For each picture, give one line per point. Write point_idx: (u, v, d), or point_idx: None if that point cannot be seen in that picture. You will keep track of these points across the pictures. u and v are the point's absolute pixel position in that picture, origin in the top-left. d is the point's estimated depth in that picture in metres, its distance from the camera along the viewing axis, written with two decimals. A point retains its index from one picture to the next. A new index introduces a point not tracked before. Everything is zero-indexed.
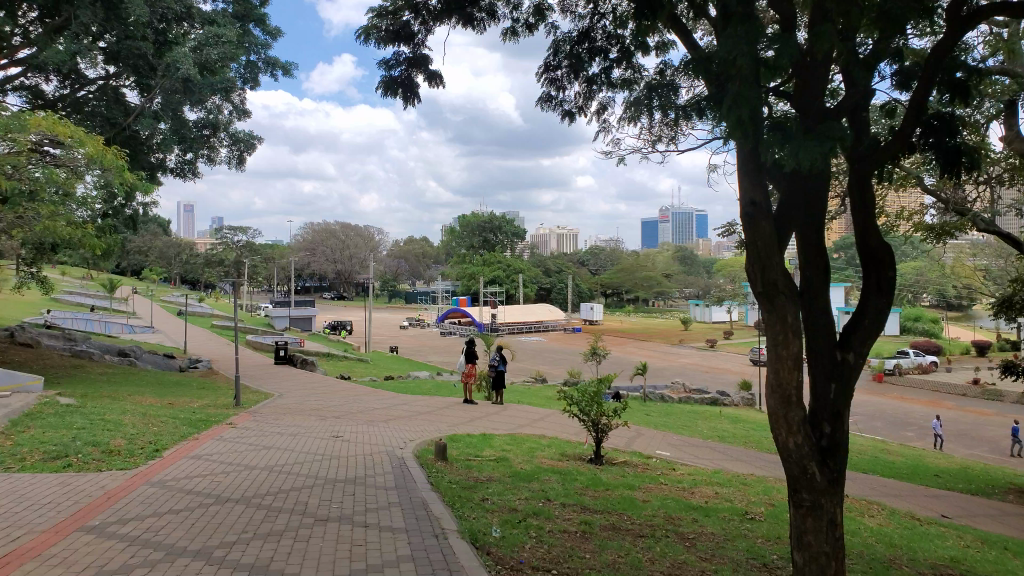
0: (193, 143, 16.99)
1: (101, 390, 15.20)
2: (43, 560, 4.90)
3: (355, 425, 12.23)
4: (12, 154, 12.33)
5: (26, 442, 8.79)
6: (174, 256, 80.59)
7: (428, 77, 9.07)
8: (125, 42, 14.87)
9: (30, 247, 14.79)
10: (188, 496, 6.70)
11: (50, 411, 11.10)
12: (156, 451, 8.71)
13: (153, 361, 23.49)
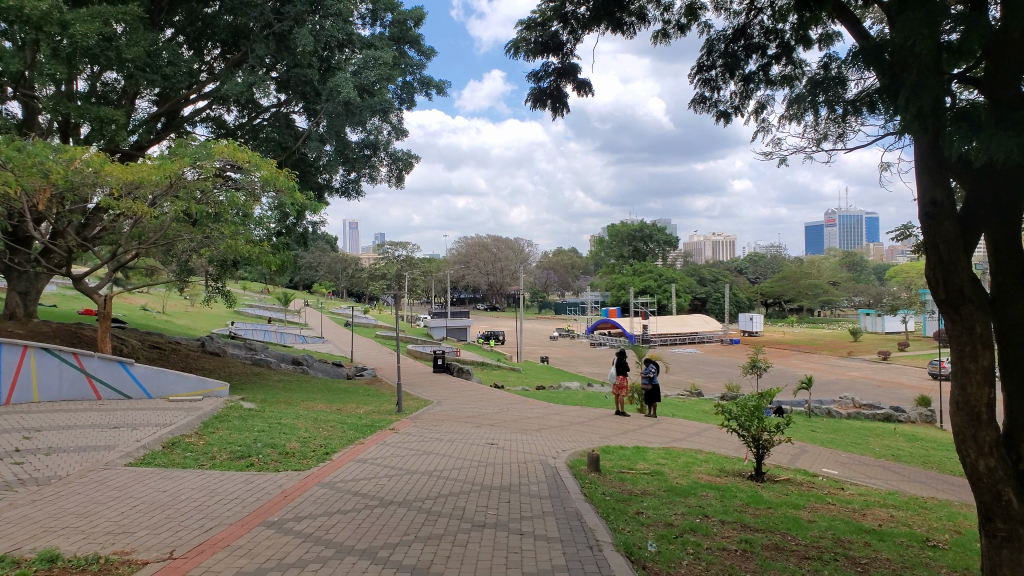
0: (355, 163, 17.95)
1: (278, 396, 16.48)
2: (231, 551, 5.34)
3: (509, 434, 12.43)
4: (200, 180, 13.74)
5: (216, 442, 9.65)
6: (340, 270, 86.10)
7: (578, 86, 9.10)
8: (293, 71, 16.38)
9: (216, 264, 16.26)
10: (355, 498, 7.06)
11: (235, 415, 12.14)
12: (326, 453, 9.28)
13: (323, 369, 25.08)
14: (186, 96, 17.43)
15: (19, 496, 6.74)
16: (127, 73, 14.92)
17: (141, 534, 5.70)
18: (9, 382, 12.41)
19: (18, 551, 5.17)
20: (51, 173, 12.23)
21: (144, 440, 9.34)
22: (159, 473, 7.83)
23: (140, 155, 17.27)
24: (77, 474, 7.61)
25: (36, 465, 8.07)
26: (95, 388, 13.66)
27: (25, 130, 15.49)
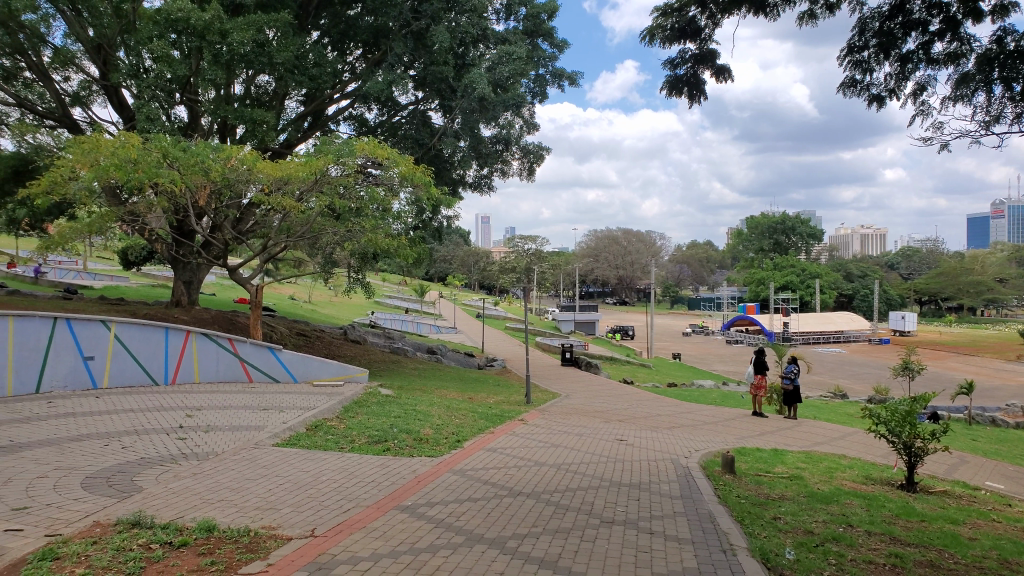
0: (489, 157, 18.20)
1: (413, 384, 17.04)
2: (367, 532, 5.55)
3: (639, 430, 12.25)
4: (343, 176, 14.41)
5: (355, 426, 10.10)
6: (473, 263, 88.08)
7: (717, 72, 8.77)
8: (430, 68, 16.86)
9: (357, 257, 17.00)
10: (485, 487, 7.16)
11: (374, 400, 12.65)
12: (457, 441, 9.49)
13: (456, 359, 25.74)
14: (330, 96, 18.32)
15: (182, 469, 7.33)
16: (278, 76, 15.85)
17: (286, 511, 6.04)
18: (174, 364, 13.50)
19: (180, 519, 5.61)
20: (211, 171, 13.22)
21: (290, 422, 9.93)
22: (304, 454, 8.29)
23: (289, 153, 18.34)
24: (232, 451, 8.19)
25: (196, 441, 8.75)
26: (247, 371, 14.65)
27: (190, 132, 16.81)
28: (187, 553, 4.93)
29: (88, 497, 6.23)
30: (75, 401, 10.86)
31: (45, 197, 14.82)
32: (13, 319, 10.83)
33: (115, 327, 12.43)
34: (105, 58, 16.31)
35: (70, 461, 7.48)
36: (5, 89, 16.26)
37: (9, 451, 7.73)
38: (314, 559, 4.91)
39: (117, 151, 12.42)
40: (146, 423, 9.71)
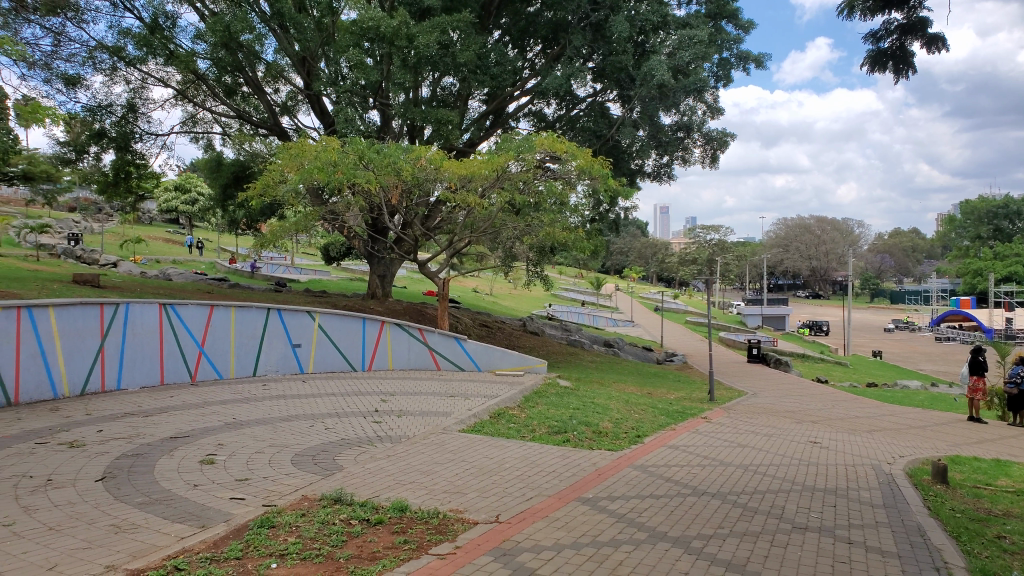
0: (669, 146, 17.74)
1: (593, 377, 17.08)
2: (549, 522, 5.62)
3: (834, 433, 11.46)
4: (523, 171, 14.67)
5: (537, 416, 10.28)
6: (652, 255, 86.71)
7: (928, 42, 7.95)
8: (608, 59, 16.75)
9: (536, 250, 17.30)
10: (668, 484, 7.02)
11: (554, 391, 12.81)
12: (638, 436, 9.38)
13: (635, 353, 25.53)
14: (511, 93, 18.75)
15: (378, 450, 7.81)
16: (462, 76, 16.48)
17: (472, 496, 6.25)
18: (370, 352, 14.43)
19: (376, 498, 5.98)
20: (401, 171, 13.96)
21: (475, 409, 10.28)
22: (488, 441, 8.54)
23: (472, 151, 19.00)
24: (421, 435, 8.62)
25: (390, 425, 9.30)
26: (436, 360, 15.35)
27: (382, 134, 17.88)
28: (383, 530, 5.24)
29: (297, 472, 6.81)
30: (286, 384, 11.93)
31: (260, 199, 16.37)
32: (235, 310, 12.07)
33: (319, 317, 13.49)
34: (309, 70, 17.74)
35: (282, 438, 8.22)
36: (227, 103, 18.16)
37: (233, 427, 8.64)
38: (499, 544, 5.04)
39: (320, 155, 13.48)
40: (346, 406, 10.46)
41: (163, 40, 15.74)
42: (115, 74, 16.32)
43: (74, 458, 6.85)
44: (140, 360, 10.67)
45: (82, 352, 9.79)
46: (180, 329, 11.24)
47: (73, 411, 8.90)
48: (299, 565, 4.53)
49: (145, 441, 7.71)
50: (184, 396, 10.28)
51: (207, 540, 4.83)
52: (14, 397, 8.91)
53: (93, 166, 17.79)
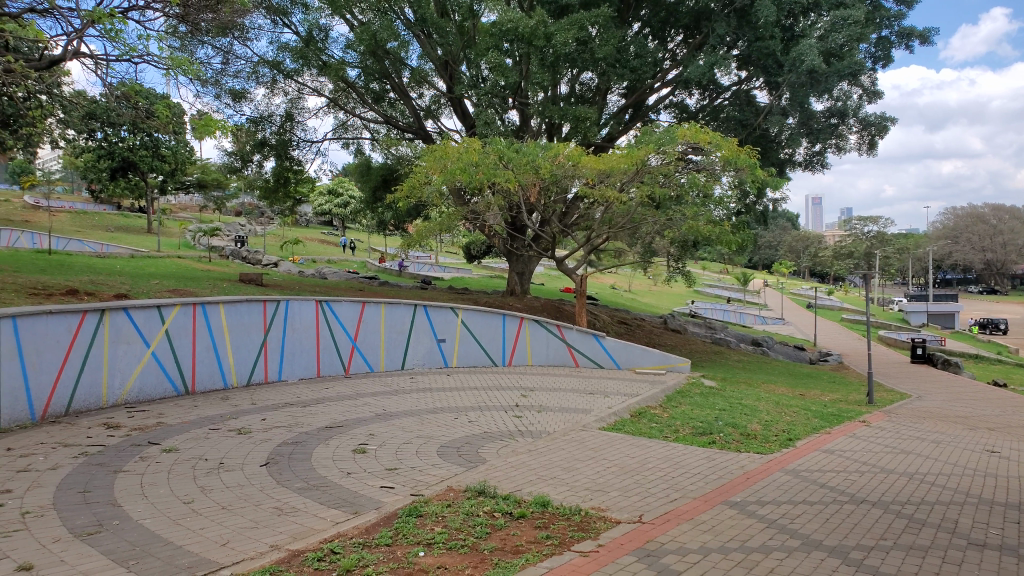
0: (822, 133, 16.80)
1: (738, 376, 16.49)
2: (695, 524, 5.46)
3: (1015, 442, 10.42)
4: (664, 165, 14.38)
5: (680, 416, 10.04)
6: (802, 249, 82.50)
7: None
8: (754, 45, 16.08)
9: (677, 245, 16.93)
10: (822, 490, 6.64)
11: (698, 391, 12.46)
12: (789, 439, 8.94)
13: (784, 353, 24.44)
14: (651, 85, 18.45)
15: (520, 445, 7.91)
16: (601, 71, 16.36)
17: (614, 494, 6.19)
18: (511, 347, 14.66)
19: (519, 492, 6.05)
20: (541, 169, 14.04)
21: (616, 407, 10.18)
22: (630, 439, 8.43)
23: (611, 146, 18.85)
24: (562, 431, 8.64)
25: (531, 419, 9.39)
26: (575, 357, 15.36)
27: (521, 133, 18.12)
28: (526, 524, 5.29)
29: (443, 464, 7.01)
30: (431, 377, 12.35)
31: (405, 200, 16.98)
32: (384, 306, 12.62)
33: (462, 314, 13.84)
34: (451, 74, 18.23)
35: (429, 430, 8.50)
36: (375, 109, 18.96)
37: (383, 418, 9.03)
38: (643, 545, 4.96)
39: (462, 156, 13.83)
40: (488, 400, 10.67)
41: (316, 51, 16.71)
42: (275, 87, 17.48)
43: (242, 443, 7.41)
44: (299, 353, 11.38)
45: (249, 345, 10.57)
46: (334, 324, 11.88)
47: (241, 399, 9.62)
48: (445, 555, 4.65)
49: (304, 429, 8.22)
50: (338, 388, 10.86)
51: (360, 526, 5.07)
52: (191, 386, 9.74)
53: (257, 173, 19.17)
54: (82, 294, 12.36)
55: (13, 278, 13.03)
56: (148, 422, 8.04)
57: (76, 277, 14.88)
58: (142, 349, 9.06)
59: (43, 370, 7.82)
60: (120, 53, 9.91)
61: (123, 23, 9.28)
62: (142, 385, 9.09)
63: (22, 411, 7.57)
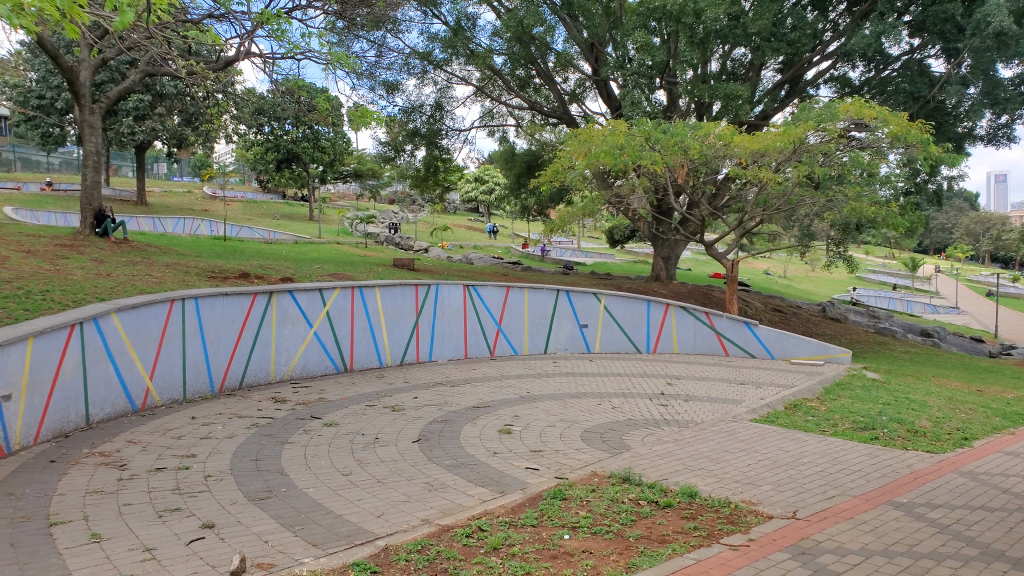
0: (1009, 103, 15.23)
1: (906, 369, 15.33)
2: (856, 524, 5.14)
3: None
4: (824, 142, 13.56)
5: (839, 409, 9.48)
6: (982, 232, 75.23)
7: None
8: (930, 9, 14.76)
9: (838, 227, 15.93)
10: (1004, 496, 6.05)
11: (859, 384, 11.70)
12: (965, 439, 8.20)
13: (959, 344, 22.47)
14: (810, 58, 17.44)
15: (665, 433, 7.75)
16: (754, 46, 15.61)
17: (766, 488, 5.93)
18: (655, 334, 14.40)
19: (665, 481, 5.93)
20: (689, 149, 13.61)
21: (768, 399, 9.75)
22: (783, 432, 8.05)
23: (765, 124, 18.02)
24: (711, 421, 8.39)
25: (677, 408, 9.20)
26: (724, 345, 14.85)
27: (669, 114, 17.69)
28: (672, 514, 5.18)
29: (587, 449, 7.00)
30: (575, 362, 12.37)
31: (550, 186, 17.02)
32: (527, 291, 12.76)
33: (605, 299, 13.74)
34: (596, 56, 18.06)
35: (573, 415, 8.52)
36: (521, 96, 19.12)
37: (528, 401, 9.16)
38: (797, 542, 4.72)
39: (607, 139, 13.69)
40: (632, 387, 10.55)
41: (464, 40, 17.06)
42: (426, 77, 18.04)
43: (395, 420, 7.75)
44: (448, 335, 11.75)
45: (401, 327, 11.02)
46: (480, 308, 12.15)
47: (394, 378, 10.06)
48: (590, 539, 4.64)
49: (452, 408, 8.48)
50: (484, 370, 11.10)
51: (506, 506, 5.16)
52: (349, 364, 10.30)
53: (408, 162, 19.91)
54: (253, 278, 13.36)
55: (196, 263, 14.28)
56: (311, 397, 8.59)
57: (248, 261, 16.09)
58: (305, 329, 9.66)
59: (220, 347, 8.52)
60: (284, 51, 10.57)
61: (287, 23, 9.89)
62: (306, 362, 9.71)
63: (204, 384, 8.29)
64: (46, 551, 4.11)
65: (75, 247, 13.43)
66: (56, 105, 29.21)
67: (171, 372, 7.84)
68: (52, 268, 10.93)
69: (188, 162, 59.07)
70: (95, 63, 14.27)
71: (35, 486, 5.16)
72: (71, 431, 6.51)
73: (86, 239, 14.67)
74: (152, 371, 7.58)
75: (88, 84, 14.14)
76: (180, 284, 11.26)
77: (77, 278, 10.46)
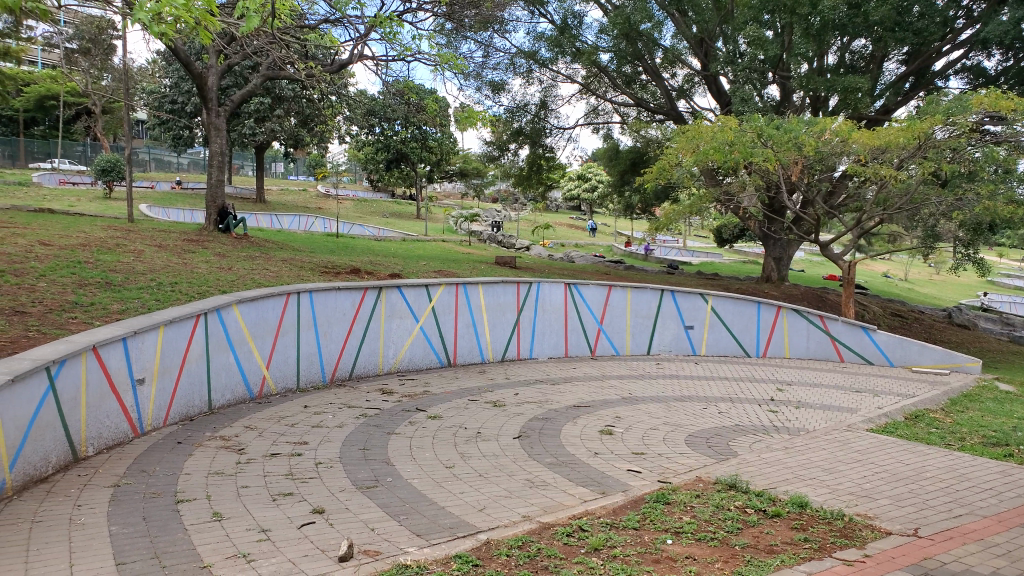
0: None
1: None
2: (986, 546, 4.79)
3: None
4: (954, 137, 12.72)
5: (966, 423, 8.87)
6: None
7: None
8: None
9: (968, 227, 14.91)
10: None
11: (990, 396, 10.90)
12: None
13: None
14: (939, 48, 16.40)
15: (774, 440, 7.48)
16: (877, 37, 14.81)
17: (884, 503, 5.62)
18: (765, 338, 13.91)
19: (774, 490, 5.72)
20: (804, 146, 13.05)
21: (886, 409, 9.25)
22: (903, 444, 7.60)
23: (887, 119, 17.10)
24: (823, 430, 8.03)
25: (787, 415, 8.85)
26: (839, 350, 14.19)
27: (782, 109, 17.05)
28: (781, 524, 4.99)
29: (692, 453, 6.84)
30: (678, 364, 12.12)
31: (655, 184, 16.77)
32: (631, 291, 12.60)
33: (712, 300, 13.39)
34: (706, 51, 17.61)
35: (677, 418, 8.35)
36: (627, 93, 18.89)
37: (630, 402, 9.05)
38: (919, 562, 4.45)
39: (716, 135, 13.32)
40: (739, 391, 10.24)
41: (571, 38, 17.00)
42: (531, 77, 18.09)
43: (497, 415, 7.82)
44: (549, 333, 11.77)
45: (503, 324, 11.12)
46: (582, 307, 12.09)
47: (495, 374, 10.17)
48: (694, 545, 4.54)
49: (553, 406, 8.48)
50: (585, 369, 11.05)
51: (608, 507, 5.11)
52: (452, 359, 10.48)
53: (512, 161, 20.05)
54: (362, 273, 13.80)
55: (310, 258, 14.89)
56: (416, 390, 8.79)
57: (359, 257, 16.66)
58: (412, 324, 9.89)
59: (332, 340, 8.85)
60: (396, 53, 10.83)
61: (399, 26, 10.15)
62: (412, 355, 9.95)
63: (316, 374, 8.64)
64: (174, 526, 4.39)
65: (201, 242, 14.28)
66: (185, 109, 31.14)
67: (286, 362, 8.21)
68: (179, 262, 11.64)
69: (303, 161, 61.76)
70: (221, 69, 15.08)
71: (163, 465, 5.50)
72: (196, 415, 6.92)
73: (211, 234, 15.57)
74: (269, 361, 7.95)
75: (215, 88, 14.97)
76: (295, 279, 11.77)
77: (202, 271, 11.10)
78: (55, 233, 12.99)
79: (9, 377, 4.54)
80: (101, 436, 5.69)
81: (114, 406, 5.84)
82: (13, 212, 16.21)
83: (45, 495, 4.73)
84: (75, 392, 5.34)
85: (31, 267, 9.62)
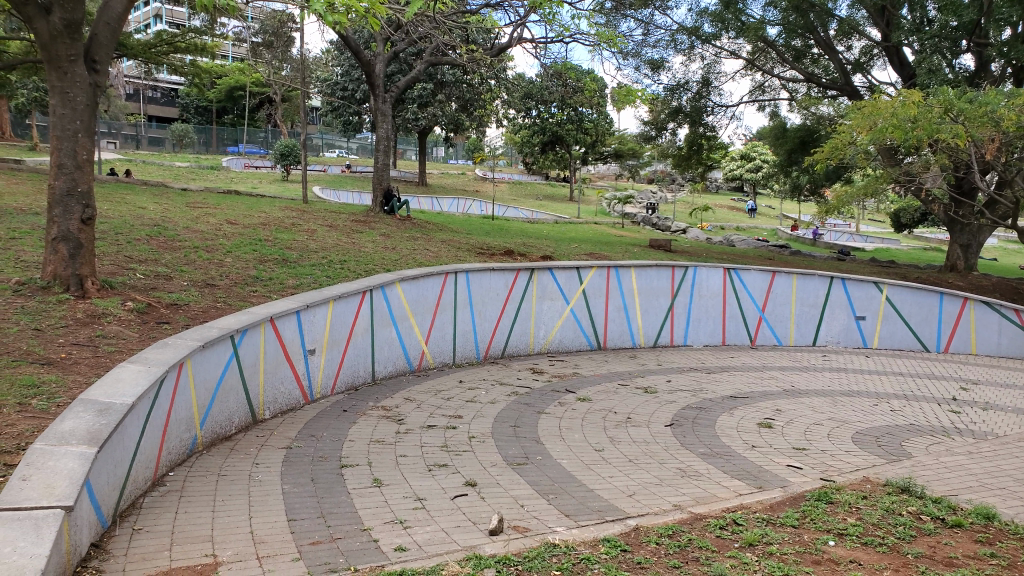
0: None
1: None
2: None
3: None
4: None
5: None
6: None
7: None
8: None
9: None
10: None
11: None
12: None
13: None
14: None
15: (956, 444, 6.82)
16: None
17: None
18: (948, 332, 12.75)
19: (954, 498, 5.23)
20: (1002, 121, 11.76)
21: None
22: None
23: None
24: (1015, 436, 7.24)
25: (971, 417, 8.06)
26: None
27: (978, 80, 15.45)
28: (962, 535, 4.55)
29: (859, 452, 6.39)
30: (846, 357, 11.36)
31: (825, 163, 15.78)
32: (796, 278, 11.94)
33: (887, 289, 12.41)
34: (888, 19, 16.25)
35: (843, 414, 7.83)
36: (797, 68, 17.83)
37: (791, 394, 8.60)
38: None
39: (897, 111, 12.29)
40: (916, 389, 9.46)
41: (735, 13, 16.24)
42: (693, 53, 17.48)
43: (648, 402, 7.68)
44: (706, 319, 11.40)
45: (657, 309, 10.90)
46: (741, 293, 11.60)
47: (647, 359, 10.00)
48: (860, 549, 4.23)
49: (708, 395, 8.21)
50: (743, 358, 10.63)
51: (765, 503, 4.87)
52: (604, 342, 10.42)
53: (670, 142, 19.54)
54: (516, 255, 13.98)
55: (467, 239, 15.28)
56: (567, 371, 8.82)
57: (514, 239, 16.90)
58: (563, 306, 9.91)
59: (486, 318, 9.04)
60: (555, 33, 10.78)
61: (558, 6, 10.09)
62: (563, 337, 9.98)
63: (471, 351, 8.88)
64: (338, 489, 4.65)
65: (368, 223, 15.04)
66: (355, 96, 32.87)
67: (444, 338, 8.49)
68: (348, 242, 12.31)
69: (463, 145, 63.39)
70: (388, 56, 15.71)
71: (330, 431, 5.85)
72: (361, 385, 7.32)
73: (376, 215, 16.35)
74: (427, 337, 8.25)
75: (381, 75, 15.63)
76: (453, 259, 12.10)
77: (368, 250, 11.68)
78: (240, 213, 14.15)
79: (200, 343, 4.96)
80: (277, 401, 6.14)
81: (288, 373, 6.28)
82: (206, 193, 17.79)
83: (230, 452, 5.17)
84: (255, 359, 5.78)
85: (220, 244, 10.51)
